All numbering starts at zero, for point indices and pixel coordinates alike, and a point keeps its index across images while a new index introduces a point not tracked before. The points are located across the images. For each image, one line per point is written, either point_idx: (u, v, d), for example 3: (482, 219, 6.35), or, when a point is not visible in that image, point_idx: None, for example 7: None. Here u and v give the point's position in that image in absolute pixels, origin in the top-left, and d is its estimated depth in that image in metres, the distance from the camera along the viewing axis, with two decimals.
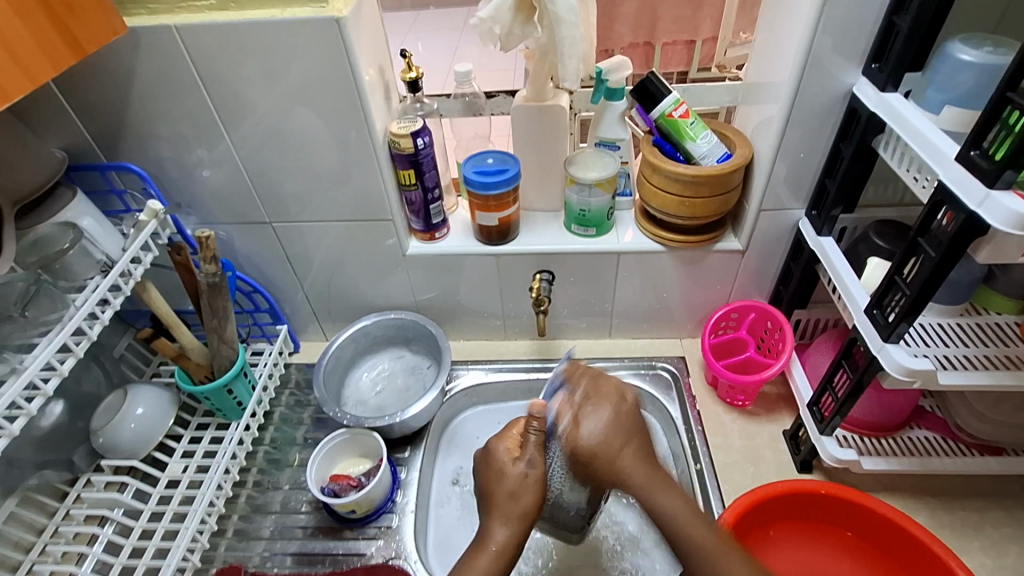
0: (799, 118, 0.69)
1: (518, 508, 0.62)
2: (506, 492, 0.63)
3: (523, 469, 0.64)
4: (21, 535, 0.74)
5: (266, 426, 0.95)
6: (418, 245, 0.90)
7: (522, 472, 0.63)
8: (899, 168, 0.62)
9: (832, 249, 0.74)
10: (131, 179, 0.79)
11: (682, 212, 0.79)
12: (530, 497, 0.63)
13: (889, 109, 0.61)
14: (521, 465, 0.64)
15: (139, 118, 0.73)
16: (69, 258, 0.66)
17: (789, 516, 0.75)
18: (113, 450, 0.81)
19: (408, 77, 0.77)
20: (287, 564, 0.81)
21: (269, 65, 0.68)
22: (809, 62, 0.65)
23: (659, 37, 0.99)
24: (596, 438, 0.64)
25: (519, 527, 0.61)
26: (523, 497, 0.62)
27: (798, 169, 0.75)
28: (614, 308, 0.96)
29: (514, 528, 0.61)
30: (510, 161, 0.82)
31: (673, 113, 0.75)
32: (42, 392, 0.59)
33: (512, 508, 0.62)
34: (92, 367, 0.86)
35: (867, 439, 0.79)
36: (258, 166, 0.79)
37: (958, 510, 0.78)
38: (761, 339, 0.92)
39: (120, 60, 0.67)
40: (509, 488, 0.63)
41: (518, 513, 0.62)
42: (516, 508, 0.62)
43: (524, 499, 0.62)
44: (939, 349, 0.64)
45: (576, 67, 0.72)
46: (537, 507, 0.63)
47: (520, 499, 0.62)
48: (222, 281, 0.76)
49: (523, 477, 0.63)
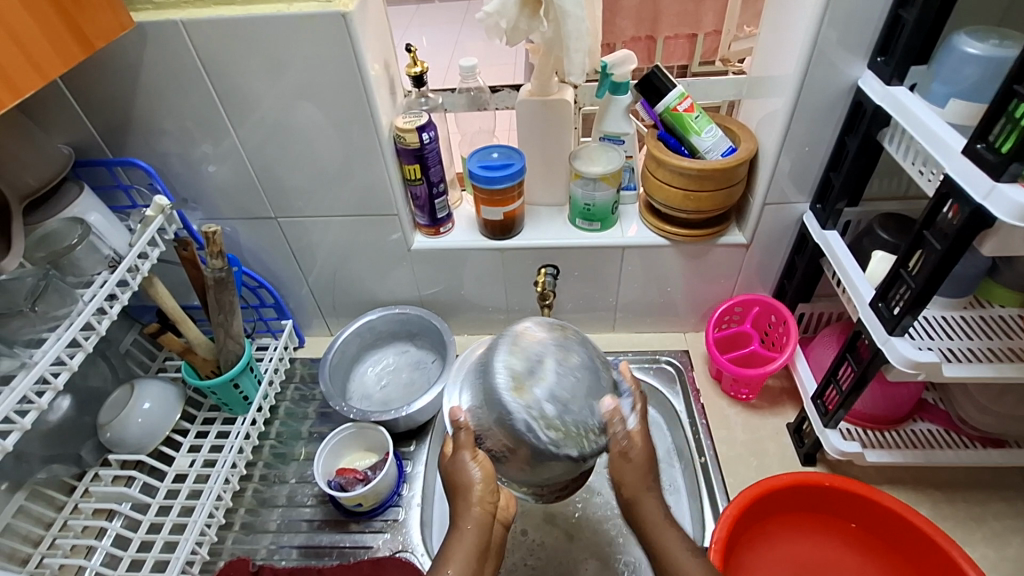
0: (804, 112, 0.70)
1: (470, 495, 0.56)
2: (457, 488, 0.57)
3: (462, 458, 0.57)
4: (29, 529, 0.76)
5: (272, 420, 0.96)
6: (423, 239, 0.90)
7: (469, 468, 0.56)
8: (904, 162, 0.62)
9: (837, 243, 0.74)
10: (137, 175, 0.79)
11: (686, 207, 0.79)
12: (478, 482, 0.56)
13: (895, 103, 0.61)
14: (457, 455, 0.57)
15: (145, 113, 0.73)
16: (77, 253, 0.66)
17: (793, 508, 0.75)
18: (121, 444, 0.81)
19: (413, 71, 0.77)
20: (294, 557, 0.82)
21: (275, 59, 0.68)
22: (815, 56, 0.65)
23: (661, 31, 0.97)
24: (634, 458, 0.57)
25: (481, 515, 0.56)
26: (473, 485, 0.56)
27: (803, 163, 0.75)
28: (618, 302, 0.96)
29: (478, 516, 0.56)
30: (514, 156, 0.83)
31: (678, 108, 0.76)
32: (53, 387, 0.59)
33: (468, 501, 0.56)
34: (99, 363, 0.85)
35: (871, 432, 0.80)
36: (263, 161, 0.79)
37: (960, 501, 0.79)
38: (764, 333, 0.92)
39: (127, 55, 0.67)
40: (458, 485, 0.56)
41: (473, 500, 0.56)
42: (470, 499, 0.56)
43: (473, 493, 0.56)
44: (943, 342, 0.64)
45: (581, 62, 0.72)
46: (489, 487, 0.57)
47: (469, 486, 0.56)
48: (229, 276, 0.76)
49: (463, 467, 0.57)
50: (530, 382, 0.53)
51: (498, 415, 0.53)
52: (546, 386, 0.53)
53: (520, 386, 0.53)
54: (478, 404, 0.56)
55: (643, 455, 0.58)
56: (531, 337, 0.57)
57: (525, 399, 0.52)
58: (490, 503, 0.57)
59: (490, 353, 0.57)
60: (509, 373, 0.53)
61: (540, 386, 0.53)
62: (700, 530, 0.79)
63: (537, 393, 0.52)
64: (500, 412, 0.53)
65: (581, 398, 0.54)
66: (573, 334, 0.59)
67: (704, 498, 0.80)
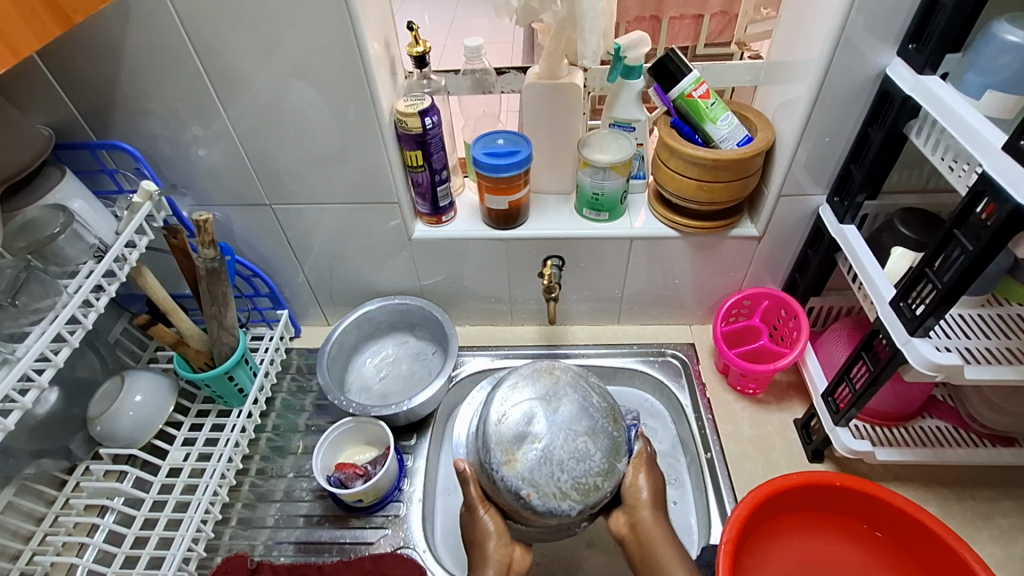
0: (826, 101, 0.67)
1: (488, 549, 0.66)
2: (473, 541, 0.68)
3: (477, 512, 0.69)
4: (18, 525, 0.73)
5: (268, 412, 0.93)
6: (425, 228, 0.87)
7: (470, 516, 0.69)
8: (932, 156, 0.60)
9: (854, 237, 0.72)
10: (123, 158, 0.75)
11: (699, 197, 0.76)
12: (492, 534, 0.67)
13: (927, 94, 0.58)
14: (471, 512, 0.69)
15: (129, 92, 0.69)
16: (60, 242, 0.62)
17: (802, 506, 0.74)
18: (111, 438, 0.78)
19: (415, 52, 0.73)
20: (290, 553, 0.80)
21: (265, 36, 0.64)
22: (841, 42, 0.62)
23: (665, 11, 0.94)
24: (643, 492, 0.66)
25: (498, 566, 0.65)
26: (489, 537, 0.67)
27: (822, 153, 0.72)
28: (624, 294, 0.94)
29: (496, 568, 0.65)
30: (521, 143, 0.79)
31: (693, 94, 0.72)
32: (38, 384, 0.56)
33: (485, 553, 0.66)
34: (87, 354, 0.83)
35: (880, 428, 0.79)
36: (255, 145, 0.75)
37: (967, 499, 0.78)
38: (774, 327, 0.90)
39: (109, 30, 0.63)
40: (476, 537, 0.67)
41: (490, 557, 0.66)
42: (487, 550, 0.66)
43: (487, 546, 0.67)
44: (962, 341, 0.62)
45: (596, 43, 0.70)
46: (502, 539, 0.67)
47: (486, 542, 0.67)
48: (222, 266, 0.73)
49: (479, 520, 0.68)
50: (518, 449, 0.62)
51: (492, 477, 0.63)
52: (535, 450, 0.62)
53: (511, 456, 0.62)
54: (479, 465, 0.67)
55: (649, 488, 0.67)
56: (521, 389, 0.66)
57: (517, 468, 0.61)
58: (505, 554, 0.66)
59: (490, 395, 0.68)
60: (499, 445, 0.62)
61: (529, 452, 0.61)
62: (706, 527, 0.78)
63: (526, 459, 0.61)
64: (497, 480, 0.62)
65: (569, 469, 0.61)
66: (563, 376, 0.67)
67: (711, 496, 0.79)
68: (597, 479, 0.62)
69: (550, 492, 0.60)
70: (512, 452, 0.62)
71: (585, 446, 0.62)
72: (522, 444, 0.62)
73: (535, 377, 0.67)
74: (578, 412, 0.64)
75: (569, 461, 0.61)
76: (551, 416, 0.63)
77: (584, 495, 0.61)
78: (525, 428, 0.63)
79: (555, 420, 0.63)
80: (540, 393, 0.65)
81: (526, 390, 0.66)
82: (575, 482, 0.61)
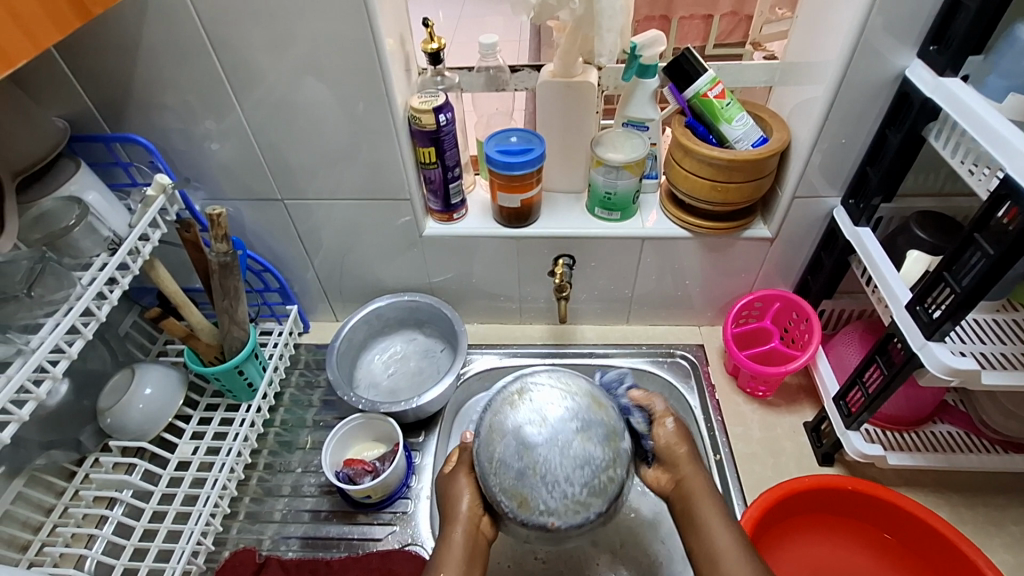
0: (843, 103, 0.66)
1: (459, 507, 0.64)
2: (448, 500, 0.66)
3: (457, 478, 0.66)
4: (28, 516, 0.74)
5: (277, 408, 0.94)
6: (436, 225, 0.87)
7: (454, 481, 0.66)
8: (952, 159, 0.60)
9: (869, 240, 0.71)
10: (136, 151, 0.75)
11: (712, 198, 0.76)
12: (466, 495, 0.65)
13: (947, 95, 0.58)
14: (456, 475, 0.66)
15: (143, 85, 0.69)
16: (75, 234, 0.62)
17: (811, 510, 0.74)
18: (121, 430, 0.78)
19: (429, 48, 0.73)
20: (297, 548, 0.80)
21: (279, 31, 0.64)
22: (861, 44, 0.61)
23: (676, 12, 1.06)
24: (678, 448, 0.65)
25: (467, 526, 0.63)
26: (462, 496, 0.65)
27: (838, 155, 0.71)
28: (634, 294, 0.93)
29: (464, 526, 0.63)
30: (534, 141, 0.78)
31: (708, 94, 0.72)
32: (52, 376, 0.56)
33: (457, 510, 0.64)
34: (98, 346, 0.83)
35: (890, 433, 0.78)
36: (268, 140, 0.75)
37: (978, 506, 0.78)
38: (785, 329, 0.90)
39: (126, 23, 0.63)
40: (450, 497, 0.65)
41: (461, 516, 0.64)
42: (459, 509, 0.64)
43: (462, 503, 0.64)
44: (976, 346, 0.62)
45: (614, 41, 0.71)
46: (478, 502, 0.64)
47: (458, 500, 0.65)
48: (234, 260, 0.73)
49: (456, 484, 0.66)
50: (520, 485, 0.56)
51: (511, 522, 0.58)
52: (539, 479, 0.56)
53: (519, 497, 0.56)
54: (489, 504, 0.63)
55: (679, 441, 0.65)
56: (497, 423, 0.60)
57: (530, 507, 0.56)
58: (476, 517, 0.64)
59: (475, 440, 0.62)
60: (503, 494, 0.57)
61: (533, 485, 0.56)
62: None
63: (533, 495, 0.55)
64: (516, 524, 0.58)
65: (578, 480, 0.56)
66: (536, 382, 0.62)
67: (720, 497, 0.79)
68: (608, 473, 0.57)
69: (570, 509, 0.55)
70: (519, 494, 0.56)
71: (582, 449, 0.57)
72: (525, 482, 0.56)
73: (509, 397, 0.61)
74: (563, 413, 0.58)
75: (573, 473, 0.56)
76: (539, 433, 0.57)
77: (602, 496, 0.56)
78: (521, 465, 0.56)
79: (544, 437, 0.57)
80: (519, 411, 0.59)
81: (506, 420, 0.59)
82: (587, 489, 0.55)
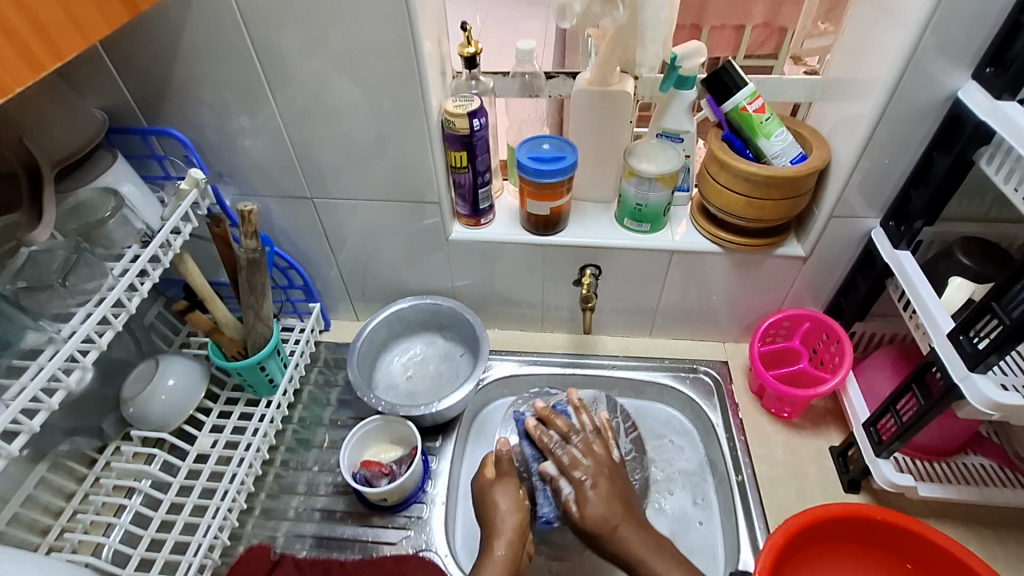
0: (890, 122, 0.64)
1: (507, 520, 0.71)
2: (492, 510, 0.72)
3: (497, 495, 0.73)
4: (49, 500, 0.74)
5: (295, 404, 0.94)
6: (463, 230, 0.86)
7: (503, 494, 0.73)
8: (1003, 185, 0.58)
9: (910, 264, 0.69)
10: (171, 145, 0.76)
11: (746, 214, 0.74)
12: (512, 507, 0.71)
13: (1004, 120, 0.56)
14: (503, 480, 0.74)
15: (181, 79, 0.69)
16: (109, 226, 0.63)
17: (837, 539, 0.72)
18: (143, 421, 0.79)
19: (466, 52, 0.72)
20: (309, 547, 0.80)
21: (319, 30, 0.64)
22: (913, 62, 0.59)
23: (707, 20, 1.06)
24: (596, 504, 0.70)
25: (513, 537, 0.69)
26: (509, 511, 0.71)
27: (879, 176, 0.69)
28: (658, 306, 0.92)
29: (506, 548, 0.68)
30: (566, 148, 0.78)
31: (748, 108, 0.71)
32: (82, 365, 0.57)
33: (504, 526, 0.70)
34: (124, 336, 0.83)
35: (920, 462, 0.76)
36: (301, 138, 0.75)
37: (1011, 543, 0.75)
38: (813, 350, 0.88)
39: (170, 18, 0.63)
40: (498, 505, 0.72)
41: (504, 529, 0.70)
42: (507, 524, 0.70)
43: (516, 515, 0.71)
44: (1021, 380, 0.59)
45: (655, 53, 0.69)
46: (523, 516, 0.71)
47: (507, 513, 0.71)
48: (262, 258, 0.73)
49: (501, 494, 0.73)
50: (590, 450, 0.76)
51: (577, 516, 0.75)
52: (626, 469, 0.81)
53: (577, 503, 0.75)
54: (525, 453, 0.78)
55: (596, 506, 0.70)
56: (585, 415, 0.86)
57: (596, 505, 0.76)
58: (521, 528, 0.70)
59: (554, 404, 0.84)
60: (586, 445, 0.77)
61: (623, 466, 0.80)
62: (734, 552, 0.76)
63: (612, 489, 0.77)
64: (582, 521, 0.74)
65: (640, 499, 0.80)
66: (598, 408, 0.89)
67: (740, 519, 0.77)
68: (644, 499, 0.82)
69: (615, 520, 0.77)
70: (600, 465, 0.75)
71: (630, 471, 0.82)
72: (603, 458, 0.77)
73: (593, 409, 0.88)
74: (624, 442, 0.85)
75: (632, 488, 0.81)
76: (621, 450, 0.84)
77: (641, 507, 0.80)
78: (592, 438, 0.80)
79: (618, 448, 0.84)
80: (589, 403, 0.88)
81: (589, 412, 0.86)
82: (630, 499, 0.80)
